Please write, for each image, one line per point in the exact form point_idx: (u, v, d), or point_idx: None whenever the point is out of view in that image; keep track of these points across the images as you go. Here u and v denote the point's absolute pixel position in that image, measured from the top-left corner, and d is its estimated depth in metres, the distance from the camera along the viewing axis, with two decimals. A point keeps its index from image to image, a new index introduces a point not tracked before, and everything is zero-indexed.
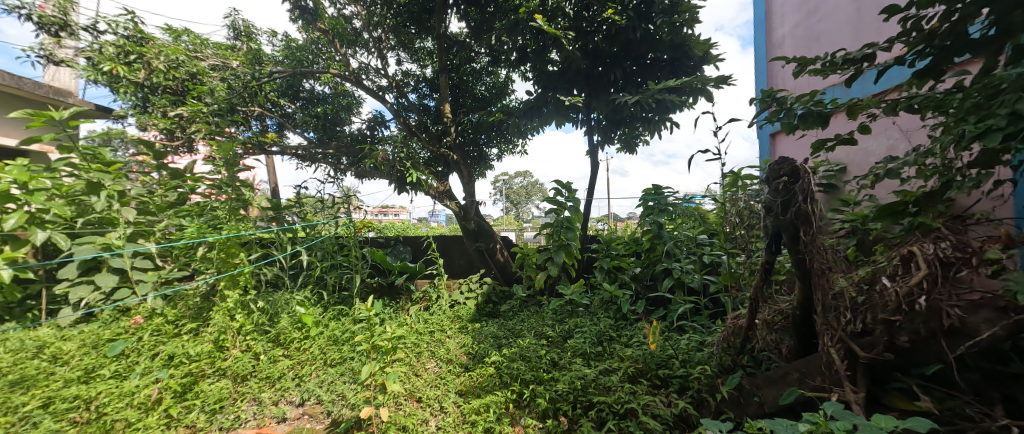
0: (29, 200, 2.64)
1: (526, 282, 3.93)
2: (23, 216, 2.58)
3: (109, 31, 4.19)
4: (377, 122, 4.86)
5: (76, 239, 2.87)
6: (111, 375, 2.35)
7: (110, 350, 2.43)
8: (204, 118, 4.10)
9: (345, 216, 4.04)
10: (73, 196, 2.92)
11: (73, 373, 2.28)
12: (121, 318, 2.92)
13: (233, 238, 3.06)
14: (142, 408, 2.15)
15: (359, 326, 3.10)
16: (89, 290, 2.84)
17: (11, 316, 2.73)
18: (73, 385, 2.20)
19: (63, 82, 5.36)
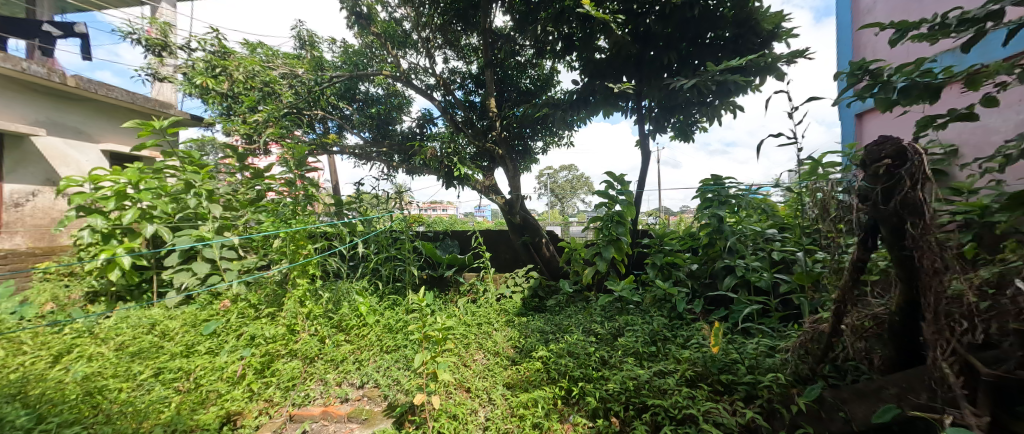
0: (140, 198, 3.09)
1: (573, 278, 3.81)
2: (137, 212, 3.07)
3: (198, 48, 4.69)
4: (426, 119, 4.99)
5: (177, 232, 3.28)
6: (206, 351, 2.62)
7: (207, 329, 2.74)
8: (276, 122, 4.47)
9: (398, 210, 4.20)
10: (176, 194, 3.32)
11: (178, 347, 2.59)
12: (214, 302, 3.25)
13: (302, 230, 3.29)
14: (230, 381, 2.39)
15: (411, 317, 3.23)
16: (189, 275, 3.21)
17: (131, 296, 3.29)
18: (176, 359, 2.50)
19: (167, 96, 6.10)
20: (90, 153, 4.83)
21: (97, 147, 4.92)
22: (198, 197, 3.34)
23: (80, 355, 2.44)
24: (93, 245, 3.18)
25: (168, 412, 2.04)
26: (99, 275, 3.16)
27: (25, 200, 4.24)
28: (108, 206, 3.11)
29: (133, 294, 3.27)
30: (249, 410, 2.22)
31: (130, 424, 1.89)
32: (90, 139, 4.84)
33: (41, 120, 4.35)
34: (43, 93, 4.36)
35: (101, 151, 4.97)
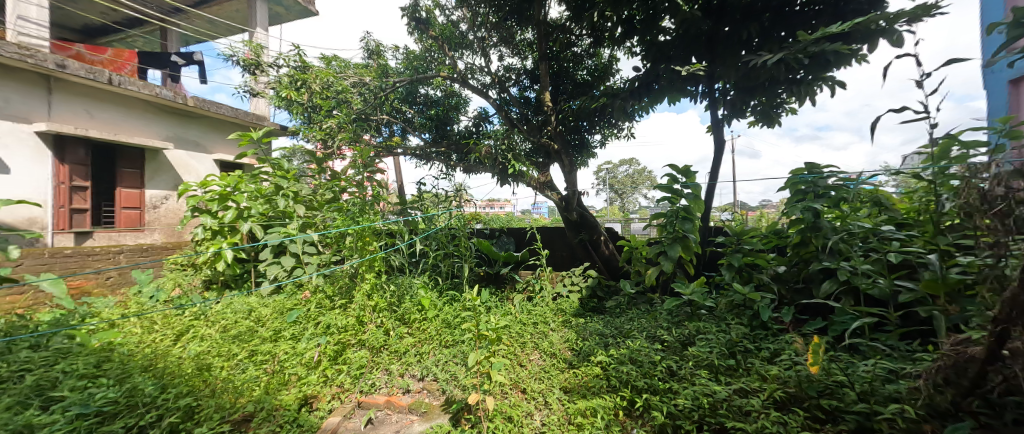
0: (238, 200, 3.59)
1: (636, 278, 3.55)
2: (236, 211, 3.58)
3: (284, 64, 5.12)
4: (482, 118, 4.98)
5: (269, 229, 3.62)
6: (290, 337, 2.81)
7: (289, 317, 2.95)
8: (346, 128, 4.74)
9: (457, 208, 4.20)
10: (269, 196, 3.69)
11: (268, 332, 2.80)
12: (297, 293, 3.42)
13: (367, 228, 3.43)
14: (309, 367, 2.53)
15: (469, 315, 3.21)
16: (279, 268, 3.49)
17: (236, 284, 3.66)
18: (263, 343, 2.70)
19: (262, 110, 6.80)
20: (205, 162, 5.62)
21: (211, 158, 5.71)
22: (286, 199, 3.67)
23: (191, 335, 2.74)
24: (203, 241, 3.65)
25: (257, 390, 2.22)
26: (210, 265, 3.58)
27: (160, 203, 5.18)
28: (215, 208, 3.64)
29: (236, 283, 3.66)
30: (323, 394, 2.34)
31: (227, 400, 2.06)
32: (205, 151, 5.63)
33: (169, 135, 5.20)
34: (170, 115, 5.21)
35: (214, 160, 5.74)
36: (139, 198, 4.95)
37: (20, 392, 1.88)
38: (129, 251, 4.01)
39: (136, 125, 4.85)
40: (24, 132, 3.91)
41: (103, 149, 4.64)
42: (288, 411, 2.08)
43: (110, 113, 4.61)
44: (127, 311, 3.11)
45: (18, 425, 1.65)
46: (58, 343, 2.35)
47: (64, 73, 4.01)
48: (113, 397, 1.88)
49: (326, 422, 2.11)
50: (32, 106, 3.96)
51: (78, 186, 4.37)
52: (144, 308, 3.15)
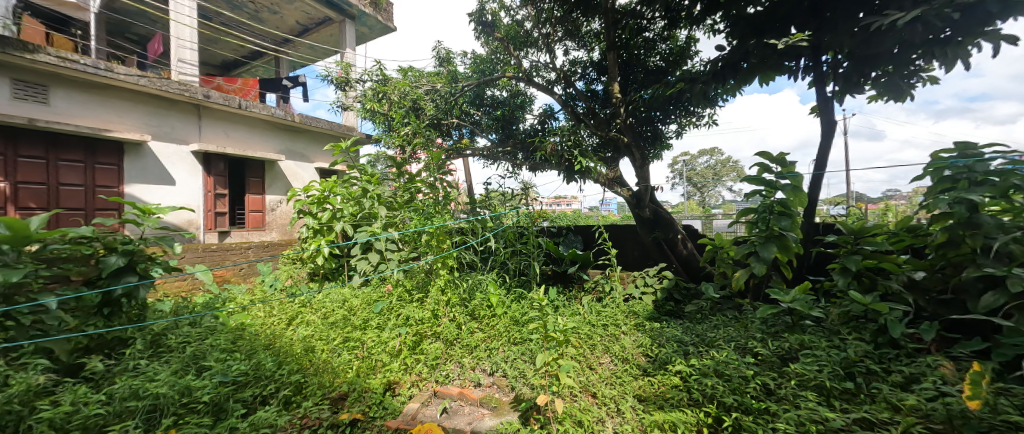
0: (331, 203, 3.95)
1: (720, 281, 3.18)
2: (330, 213, 3.97)
3: (368, 79, 5.55)
4: (548, 114, 4.88)
5: (357, 229, 3.93)
6: (376, 326, 2.94)
7: (376, 307, 3.10)
8: (421, 133, 4.98)
9: (524, 206, 4.17)
10: (357, 198, 4.01)
11: (358, 320, 2.97)
12: (381, 285, 3.60)
13: (440, 227, 3.53)
14: (392, 355, 2.65)
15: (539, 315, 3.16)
16: (367, 263, 3.72)
17: (333, 276, 4.01)
18: (353, 331, 2.88)
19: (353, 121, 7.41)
20: (307, 169, 6.26)
21: (312, 165, 6.33)
22: (371, 200, 3.95)
23: (299, 319, 3.03)
24: (307, 239, 4.10)
25: (350, 373, 2.37)
26: (313, 259, 3.99)
27: (277, 206, 5.89)
28: (314, 209, 4.07)
29: (333, 275, 3.99)
30: (404, 381, 2.43)
31: (327, 379, 2.25)
32: (308, 160, 6.26)
33: (283, 150, 5.90)
34: (284, 130, 5.89)
35: (314, 168, 6.36)
36: (262, 202, 5.70)
37: (181, 359, 2.13)
38: (255, 248, 4.63)
39: (260, 142, 5.58)
40: (184, 152, 4.76)
41: (235, 163, 5.42)
42: (375, 393, 2.21)
43: (241, 132, 5.35)
44: (254, 298, 3.59)
45: (179, 387, 1.84)
46: (206, 318, 2.65)
47: (208, 102, 4.77)
48: (241, 369, 2.10)
49: (406, 408, 2.18)
50: (188, 131, 4.80)
51: (222, 195, 5.18)
52: (267, 296, 3.58)
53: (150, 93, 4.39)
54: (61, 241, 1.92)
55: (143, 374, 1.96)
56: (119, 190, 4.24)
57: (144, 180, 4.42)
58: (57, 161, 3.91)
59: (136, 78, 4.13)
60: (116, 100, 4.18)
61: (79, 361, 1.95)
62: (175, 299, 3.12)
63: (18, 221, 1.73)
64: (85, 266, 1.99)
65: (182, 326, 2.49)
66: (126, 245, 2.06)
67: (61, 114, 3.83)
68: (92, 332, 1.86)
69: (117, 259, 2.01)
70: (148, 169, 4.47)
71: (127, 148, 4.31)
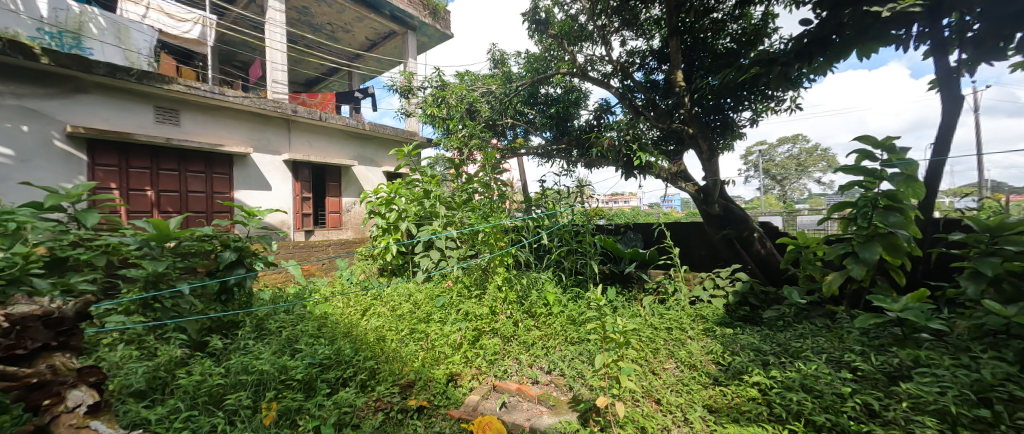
0: (396, 204, 4.20)
1: (805, 285, 2.86)
2: (396, 213, 4.22)
3: (427, 85, 5.82)
4: (604, 109, 4.75)
5: (419, 228, 4.15)
6: (439, 320, 3.07)
7: (437, 302, 3.24)
8: (477, 134, 5.10)
9: (579, 204, 4.09)
10: (419, 198, 4.22)
11: (421, 313, 3.13)
12: (442, 281, 3.76)
13: (496, 226, 3.56)
14: (454, 347, 2.76)
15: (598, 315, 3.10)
16: (429, 260, 3.91)
17: (398, 272, 4.27)
18: (418, 323, 3.04)
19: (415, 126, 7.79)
20: (376, 173, 6.71)
21: (379, 169, 6.78)
22: (431, 200, 4.14)
23: (372, 311, 3.26)
24: (376, 237, 4.40)
25: (416, 362, 2.50)
26: (381, 256, 4.29)
27: (351, 207, 6.39)
28: (382, 210, 4.36)
29: (399, 271, 4.25)
30: (465, 373, 2.52)
31: (396, 367, 2.40)
32: (376, 164, 6.71)
33: (356, 156, 6.40)
34: (356, 138, 6.38)
35: (382, 171, 6.80)
36: (338, 204, 6.23)
37: (279, 342, 2.42)
38: (335, 245, 5.09)
39: (337, 150, 6.11)
40: (278, 161, 5.37)
41: (317, 169, 5.98)
42: (439, 383, 2.32)
43: (322, 142, 5.91)
44: (334, 290, 3.96)
45: (278, 366, 2.10)
46: (296, 307, 2.98)
47: (296, 116, 5.32)
48: (326, 353, 2.33)
49: (468, 399, 2.25)
50: (280, 142, 5.40)
51: (308, 198, 5.75)
52: (344, 289, 3.93)
53: (252, 111, 5.02)
54: (190, 239, 2.29)
55: (251, 353, 2.24)
56: (230, 195, 4.88)
57: (248, 187, 5.07)
58: (187, 173, 4.57)
59: (242, 99, 4.75)
60: (227, 119, 4.84)
61: (203, 340, 2.29)
62: (271, 289, 3.54)
63: (163, 221, 2.00)
64: (207, 260, 2.34)
65: (278, 313, 2.83)
66: (237, 242, 2.40)
67: (189, 133, 4.51)
68: (214, 314, 2.20)
69: (230, 254, 2.34)
70: (251, 177, 5.10)
71: (236, 159, 4.95)
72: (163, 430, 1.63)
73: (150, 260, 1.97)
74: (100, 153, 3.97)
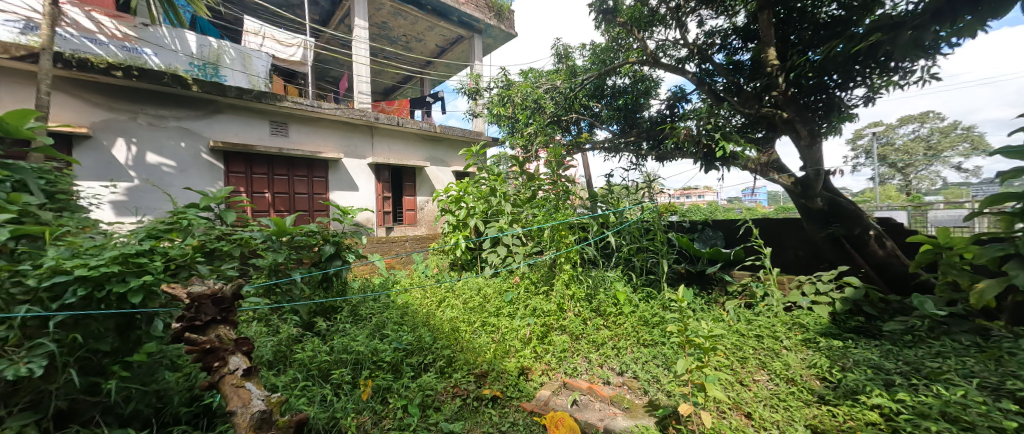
0: (465, 201, 4.38)
1: (945, 295, 2.41)
2: (464, 211, 4.42)
3: (493, 86, 5.97)
4: (678, 97, 4.46)
5: (486, 225, 4.28)
6: (507, 314, 3.15)
7: (505, 297, 3.32)
8: (542, 131, 5.09)
9: (648, 200, 3.86)
10: (485, 196, 4.36)
11: (491, 308, 3.24)
12: (508, 277, 3.83)
13: (563, 223, 3.47)
14: (523, 342, 2.80)
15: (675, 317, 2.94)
16: (496, 256, 4.03)
17: (467, 267, 4.46)
18: (489, 316, 3.14)
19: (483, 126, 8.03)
20: (445, 172, 7.05)
21: (449, 169, 7.12)
22: (497, 198, 4.26)
23: (446, 302, 3.46)
24: (447, 233, 4.63)
25: (488, 354, 2.60)
26: (451, 251, 4.51)
27: (424, 205, 6.82)
28: (451, 208, 4.58)
29: (468, 266, 4.42)
30: (535, 368, 2.56)
31: (470, 357, 2.52)
32: (447, 164, 7.06)
33: (428, 157, 6.80)
34: (429, 140, 6.78)
35: (451, 171, 7.13)
36: (413, 202, 6.69)
37: (370, 327, 2.69)
38: (412, 241, 5.50)
39: (411, 152, 6.55)
40: (363, 165, 5.93)
41: (395, 171, 6.47)
42: (511, 376, 2.39)
43: (399, 145, 6.38)
44: (411, 282, 4.26)
45: (371, 348, 2.34)
46: (382, 296, 3.28)
47: (378, 123, 5.81)
48: (409, 340, 2.53)
49: (539, 393, 2.29)
50: (364, 147, 5.94)
51: (388, 198, 6.27)
52: (421, 282, 4.21)
53: (342, 120, 5.59)
54: (301, 233, 2.62)
55: (348, 335, 2.53)
56: (326, 196, 5.51)
57: (340, 188, 5.67)
58: (294, 177, 5.24)
59: (334, 110, 5.32)
60: (323, 128, 5.45)
61: (310, 323, 2.63)
62: (359, 280, 3.92)
63: (280, 218, 2.41)
64: (311, 253, 2.69)
65: (367, 301, 3.14)
66: (335, 237, 2.73)
67: (294, 143, 5.18)
68: (318, 300, 2.53)
69: (329, 248, 2.68)
70: (343, 179, 5.70)
71: (331, 164, 5.56)
72: (288, 396, 1.92)
73: (272, 251, 2.36)
74: (231, 162, 4.74)
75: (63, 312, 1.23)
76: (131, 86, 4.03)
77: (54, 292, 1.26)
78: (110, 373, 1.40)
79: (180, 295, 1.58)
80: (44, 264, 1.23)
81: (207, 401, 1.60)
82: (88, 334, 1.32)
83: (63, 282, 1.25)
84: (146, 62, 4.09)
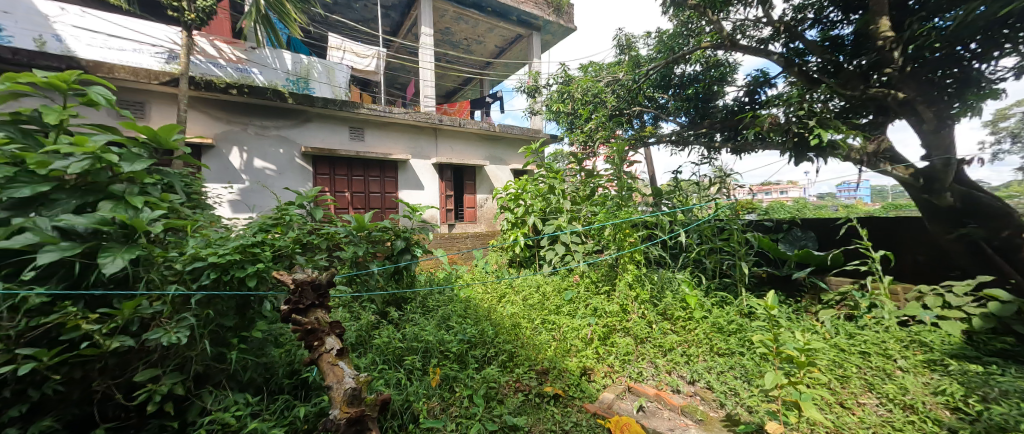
0: (524, 199, 4.42)
1: None
2: (522, 209, 4.45)
3: (553, 82, 5.93)
4: (760, 82, 4.07)
5: (545, 222, 4.28)
6: (567, 313, 3.14)
7: (566, 296, 3.30)
8: (603, 126, 4.95)
9: (723, 197, 3.58)
10: (544, 194, 4.37)
11: (551, 306, 3.23)
12: (568, 276, 3.79)
13: (627, 221, 3.37)
14: (584, 343, 2.76)
15: (755, 325, 2.71)
16: (556, 254, 4.01)
17: (527, 264, 4.50)
18: (549, 314, 3.15)
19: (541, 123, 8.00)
20: (504, 171, 7.18)
21: (508, 167, 7.23)
22: (556, 196, 4.24)
23: (507, 298, 3.52)
24: (505, 231, 4.71)
25: (550, 352, 2.62)
26: (510, 248, 4.57)
27: (484, 203, 7.01)
28: (510, 205, 4.64)
29: (527, 264, 4.45)
30: (597, 370, 2.52)
31: (532, 353, 2.56)
32: (506, 163, 7.18)
33: (488, 156, 6.96)
34: (489, 140, 6.95)
35: (510, 169, 7.23)
36: (474, 200, 6.91)
37: (437, 318, 2.85)
38: (473, 237, 5.70)
39: (472, 152, 6.76)
40: (428, 165, 6.24)
41: (457, 170, 6.71)
42: (573, 375, 2.38)
43: (460, 145, 6.61)
44: (473, 277, 4.40)
45: (438, 338, 2.48)
46: (446, 290, 3.45)
47: (442, 125, 6.09)
48: (473, 332, 2.64)
49: (602, 396, 2.25)
50: (429, 148, 6.26)
51: (451, 196, 6.55)
52: (481, 278, 4.33)
53: (409, 123, 5.95)
54: (376, 229, 2.85)
55: (417, 325, 2.70)
56: (395, 194, 5.91)
57: (407, 186, 6.04)
58: (368, 177, 5.69)
59: (403, 114, 5.69)
60: (393, 132, 5.85)
61: (384, 312, 2.86)
62: (425, 273, 4.14)
63: (361, 215, 2.68)
64: (384, 248, 2.92)
65: (434, 294, 3.32)
66: (405, 233, 2.95)
67: (369, 146, 5.62)
68: (390, 291, 2.74)
69: (400, 243, 2.91)
70: (410, 178, 6.07)
71: (400, 164, 5.95)
72: (369, 377, 2.11)
73: (352, 244, 2.62)
74: (318, 165, 5.28)
75: (201, 291, 1.50)
76: (242, 102, 4.68)
77: (194, 274, 1.53)
78: (234, 345, 1.66)
79: (286, 280, 1.83)
80: (187, 251, 1.51)
81: (305, 375, 1.84)
82: (218, 311, 1.58)
83: (200, 267, 1.51)
84: (253, 80, 4.76)
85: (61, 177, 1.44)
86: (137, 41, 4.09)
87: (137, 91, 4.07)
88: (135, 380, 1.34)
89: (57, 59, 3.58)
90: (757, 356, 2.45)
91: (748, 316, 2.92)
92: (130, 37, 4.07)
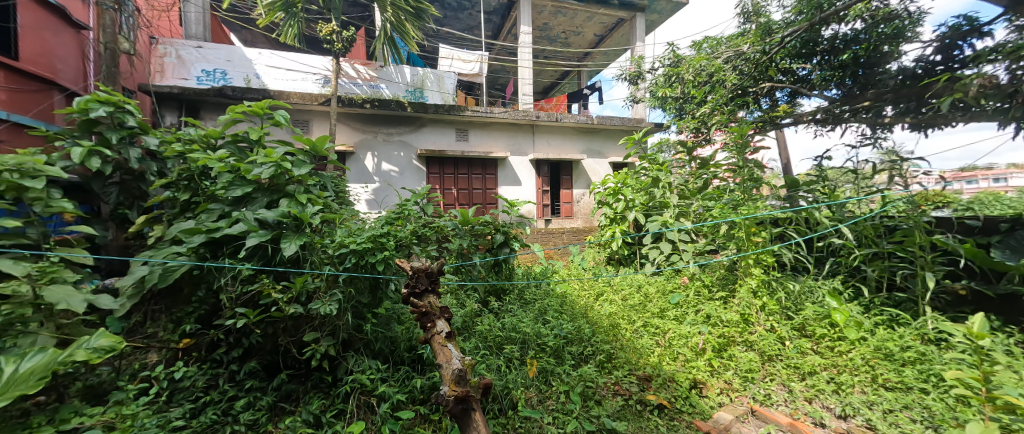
0: (624, 194, 4.22)
1: None
2: (624, 203, 4.24)
3: (659, 66, 5.55)
4: (965, 30, 3.13)
5: (648, 218, 4.04)
6: (674, 318, 2.94)
7: (671, 299, 3.10)
8: (721, 110, 4.43)
9: (885, 188, 2.94)
10: (647, 187, 4.12)
11: (655, 309, 3.06)
12: (675, 277, 3.55)
13: (753, 218, 3.03)
14: (694, 352, 2.56)
15: (945, 356, 2.19)
16: (659, 254, 3.78)
17: (627, 262, 4.33)
18: (652, 317, 2.99)
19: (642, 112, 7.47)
20: (603, 165, 6.99)
21: (607, 160, 7.02)
22: (662, 189, 3.94)
23: (604, 296, 3.44)
24: (603, 226, 4.58)
25: (653, 358, 2.51)
26: (608, 245, 4.43)
27: (581, 198, 6.93)
28: (609, 200, 4.47)
29: (626, 261, 4.28)
30: (711, 384, 2.32)
31: (632, 357, 2.49)
32: (604, 156, 6.98)
33: (585, 149, 6.87)
34: (585, 133, 6.84)
35: (609, 162, 7.02)
36: (571, 196, 6.87)
37: (535, 311, 2.95)
38: (569, 233, 5.70)
39: (569, 146, 6.74)
40: (526, 161, 6.43)
41: (554, 166, 6.77)
42: (681, 386, 2.25)
43: (557, 140, 6.65)
44: (569, 273, 4.38)
45: (535, 331, 2.58)
46: (543, 284, 3.53)
47: (539, 121, 6.21)
48: (570, 329, 2.66)
49: (717, 415, 2.08)
50: (526, 145, 6.44)
51: (547, 191, 6.62)
52: (578, 274, 4.27)
53: (508, 122, 6.20)
54: (479, 222, 3.06)
55: (516, 316, 2.84)
56: (495, 191, 6.23)
57: (506, 182, 6.32)
58: (472, 175, 6.11)
59: (502, 113, 5.96)
60: (493, 131, 6.18)
61: (486, 301, 3.06)
62: (524, 267, 4.28)
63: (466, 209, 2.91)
64: (486, 240, 3.14)
65: (531, 288, 3.43)
66: (505, 227, 3.11)
67: (472, 146, 6.05)
68: (492, 282, 2.92)
69: (501, 236, 3.10)
70: (508, 175, 6.33)
71: (499, 162, 6.25)
72: (474, 360, 2.30)
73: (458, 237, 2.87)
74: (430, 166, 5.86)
75: (347, 272, 1.82)
76: (370, 114, 5.46)
77: (341, 258, 1.85)
78: (368, 319, 1.98)
79: (405, 268, 2.08)
80: (336, 239, 1.83)
81: (421, 352, 2.09)
82: (357, 290, 1.90)
83: (345, 253, 1.83)
84: (381, 94, 5.50)
85: (258, 181, 1.89)
86: (303, 71, 5.06)
87: (305, 111, 5.07)
88: (305, 339, 1.71)
89: (259, 91, 4.66)
90: (949, 397, 1.97)
91: (935, 345, 2.36)
92: (298, 69, 5.04)
